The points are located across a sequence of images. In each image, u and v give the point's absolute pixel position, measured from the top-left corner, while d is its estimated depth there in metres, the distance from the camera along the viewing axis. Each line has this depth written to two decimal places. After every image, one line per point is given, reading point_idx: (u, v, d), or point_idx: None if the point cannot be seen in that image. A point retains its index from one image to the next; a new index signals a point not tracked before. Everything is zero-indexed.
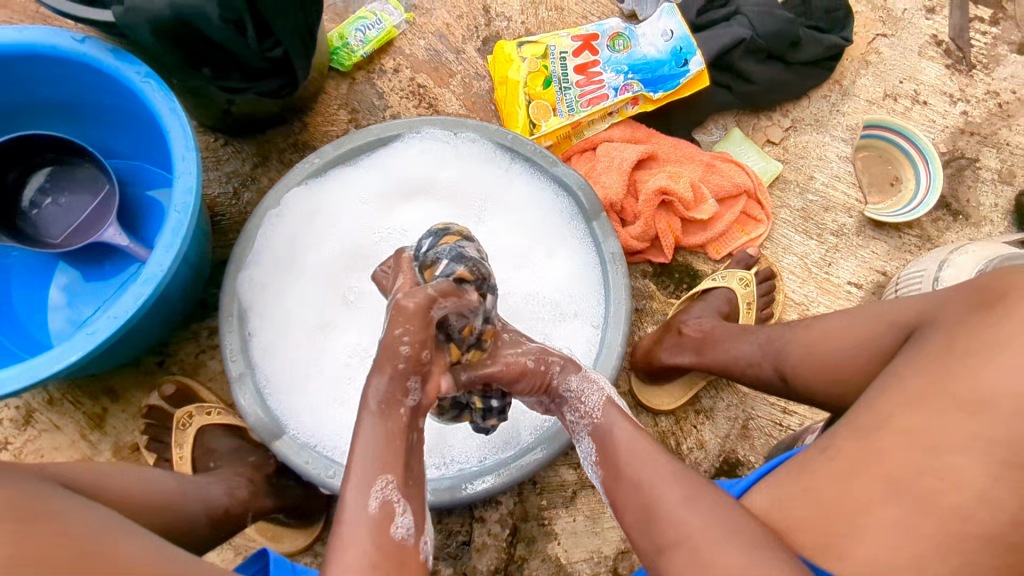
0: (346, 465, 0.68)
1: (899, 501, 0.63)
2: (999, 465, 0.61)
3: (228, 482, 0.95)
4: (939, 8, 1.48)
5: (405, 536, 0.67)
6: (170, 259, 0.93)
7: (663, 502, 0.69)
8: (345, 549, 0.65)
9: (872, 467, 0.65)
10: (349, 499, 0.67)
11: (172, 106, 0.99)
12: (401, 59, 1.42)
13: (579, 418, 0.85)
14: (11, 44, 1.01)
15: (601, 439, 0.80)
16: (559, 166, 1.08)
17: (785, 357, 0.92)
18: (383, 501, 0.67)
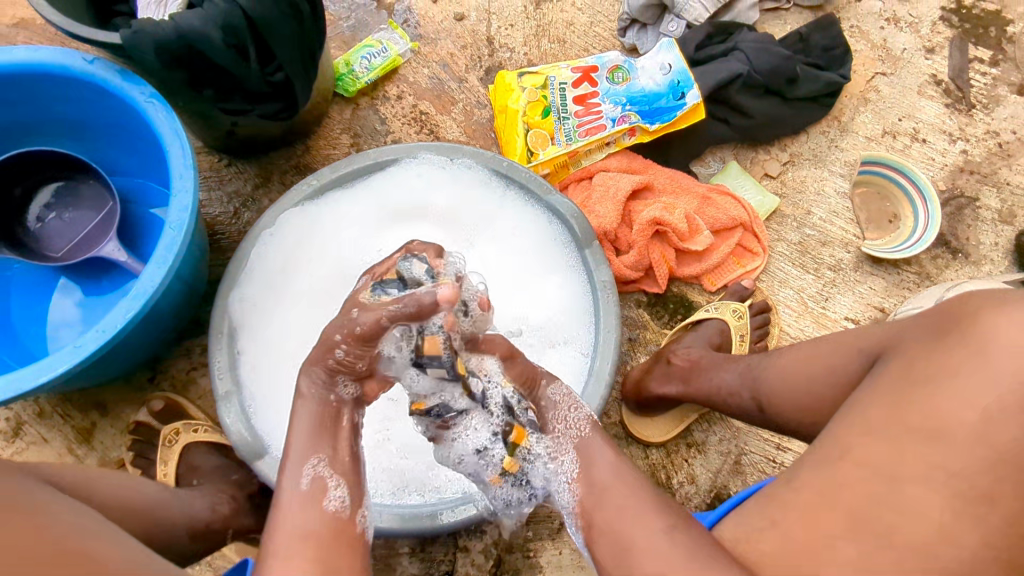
0: (284, 449, 0.74)
1: (860, 538, 0.64)
2: (957, 499, 0.63)
3: (211, 497, 0.94)
4: (938, 48, 1.50)
5: (339, 509, 0.71)
6: (161, 276, 0.93)
7: (643, 533, 0.68)
8: (275, 528, 0.68)
9: (837, 501, 0.66)
10: (284, 479, 0.72)
11: (174, 127, 1.01)
12: (405, 86, 1.45)
13: (562, 428, 0.83)
14: (23, 63, 1.04)
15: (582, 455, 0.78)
16: (554, 194, 1.09)
17: (763, 387, 0.92)
18: (316, 478, 0.72)
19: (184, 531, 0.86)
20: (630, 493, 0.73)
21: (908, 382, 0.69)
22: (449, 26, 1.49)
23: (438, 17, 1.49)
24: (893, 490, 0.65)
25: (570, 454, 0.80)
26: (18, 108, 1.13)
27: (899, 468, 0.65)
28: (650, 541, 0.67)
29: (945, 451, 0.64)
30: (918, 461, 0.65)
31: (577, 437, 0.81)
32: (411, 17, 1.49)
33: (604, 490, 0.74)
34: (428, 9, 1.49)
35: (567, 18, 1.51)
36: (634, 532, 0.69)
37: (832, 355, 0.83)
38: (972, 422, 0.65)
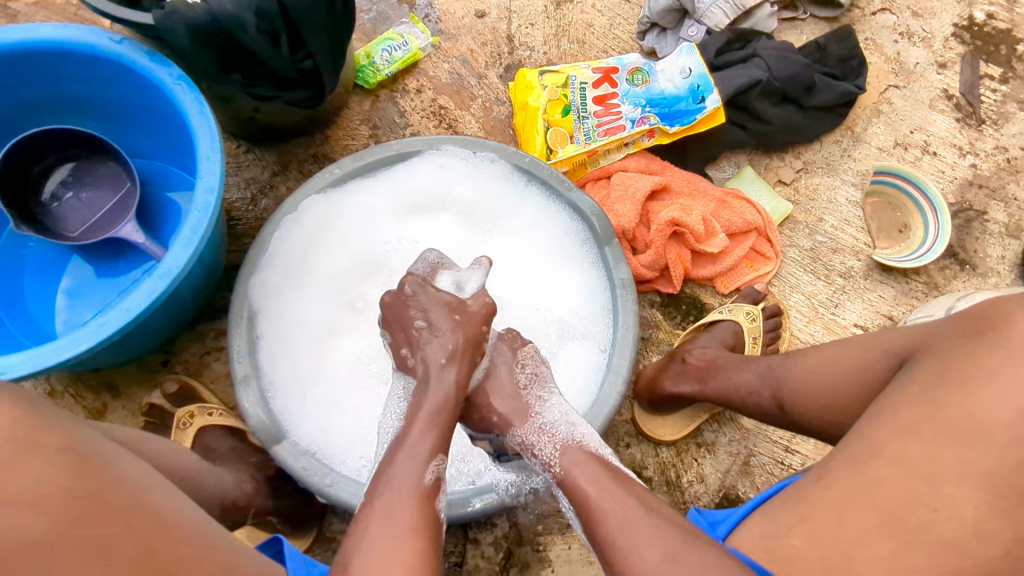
0: (398, 440, 0.78)
1: (895, 535, 0.65)
2: (991, 496, 0.65)
3: (237, 474, 0.98)
4: (950, 64, 1.52)
5: (441, 513, 0.74)
6: (188, 257, 0.93)
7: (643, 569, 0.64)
8: (391, 511, 0.69)
9: (864, 496, 0.67)
10: (396, 468, 0.74)
11: (202, 109, 1.01)
12: (424, 80, 1.45)
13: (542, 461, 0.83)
14: (50, 41, 1.04)
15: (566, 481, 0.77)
16: (575, 191, 1.10)
17: (784, 386, 0.95)
18: (434, 477, 0.75)
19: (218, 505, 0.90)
20: (621, 505, 0.70)
21: (943, 383, 0.70)
22: (470, 22, 1.50)
23: (459, 13, 1.50)
24: (929, 488, 0.66)
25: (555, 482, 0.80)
26: (39, 85, 1.13)
27: (934, 468, 0.66)
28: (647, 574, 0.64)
29: (982, 451, 0.66)
30: (952, 461, 0.66)
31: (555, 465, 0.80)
32: (432, 12, 1.49)
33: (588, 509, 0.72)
34: (450, 5, 1.50)
35: (587, 19, 1.52)
36: (630, 549, 0.66)
37: (857, 356, 0.86)
38: (1009, 420, 0.66)
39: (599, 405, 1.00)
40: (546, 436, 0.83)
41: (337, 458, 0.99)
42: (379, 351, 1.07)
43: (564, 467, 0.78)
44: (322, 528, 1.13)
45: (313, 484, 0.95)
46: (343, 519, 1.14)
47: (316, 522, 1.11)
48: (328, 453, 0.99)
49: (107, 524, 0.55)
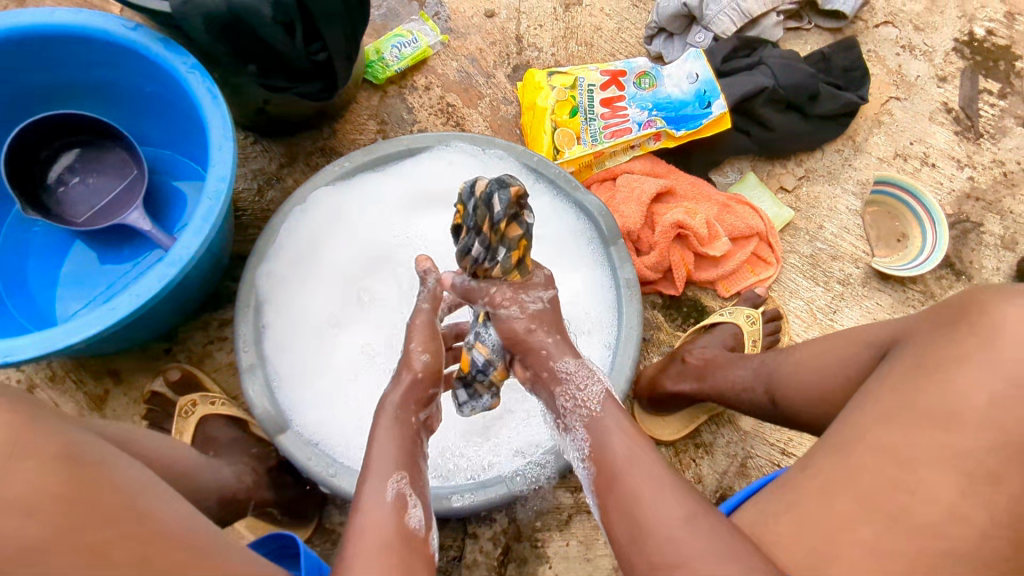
0: (365, 462, 0.74)
1: (876, 519, 0.66)
2: (965, 479, 0.67)
3: (235, 466, 0.98)
4: (950, 78, 1.55)
5: (418, 527, 0.71)
6: (197, 244, 0.94)
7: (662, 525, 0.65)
8: (362, 534, 0.68)
9: (849, 484, 0.69)
10: (365, 488, 0.71)
11: (215, 99, 1.02)
12: (433, 78, 1.46)
13: (573, 406, 0.81)
14: (64, 25, 1.04)
15: (598, 433, 0.77)
16: (582, 191, 1.12)
17: (776, 381, 0.96)
18: (397, 493, 0.71)
19: (213, 495, 0.90)
20: (649, 461, 0.71)
21: (919, 371, 0.72)
22: (479, 22, 1.51)
23: (469, 12, 1.51)
24: (906, 472, 0.68)
25: (581, 432, 0.79)
26: (49, 70, 1.13)
27: (912, 452, 0.68)
28: (669, 528, 0.65)
29: (959, 437, 0.68)
30: (932, 444, 0.68)
31: (591, 417, 0.79)
32: (441, 11, 1.51)
33: (618, 466, 0.72)
34: (459, 4, 1.52)
35: (596, 23, 1.53)
36: (655, 504, 0.67)
37: (842, 348, 0.87)
38: (983, 408, 0.68)
39: None
40: (593, 376, 0.82)
41: (340, 448, 0.99)
42: (384, 344, 1.08)
43: (605, 415, 0.78)
44: (322, 520, 1.13)
45: (316, 474, 0.95)
46: (343, 511, 1.14)
47: (316, 514, 1.11)
48: (331, 443, 0.99)
49: (105, 529, 0.56)
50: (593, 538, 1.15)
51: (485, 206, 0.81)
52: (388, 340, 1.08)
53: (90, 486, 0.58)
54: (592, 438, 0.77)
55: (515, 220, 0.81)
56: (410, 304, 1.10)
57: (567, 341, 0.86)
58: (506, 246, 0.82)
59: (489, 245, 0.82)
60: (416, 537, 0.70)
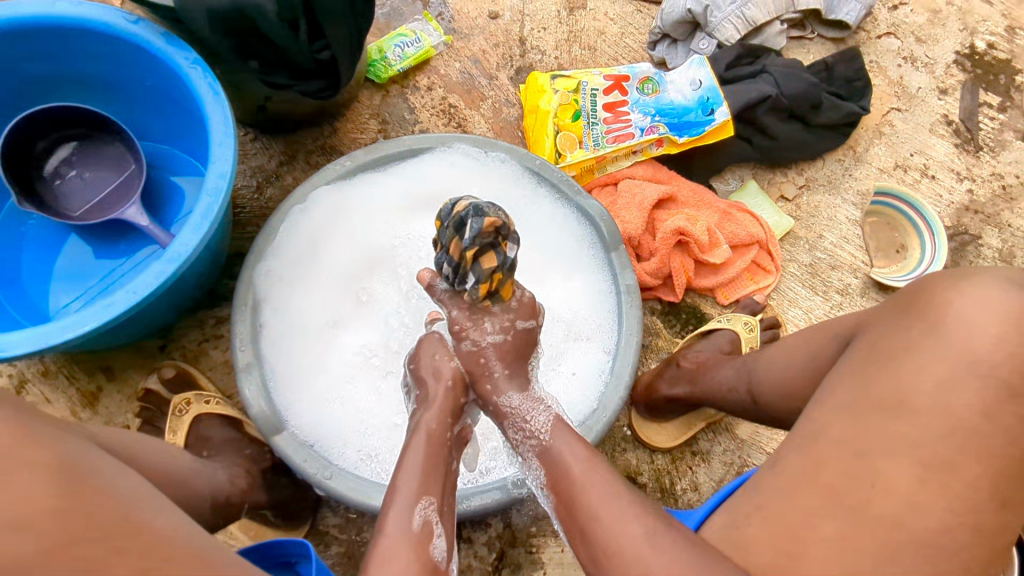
0: (391, 485, 0.74)
1: (837, 514, 0.66)
2: (920, 467, 0.66)
3: (229, 470, 0.96)
4: (951, 90, 1.56)
5: (441, 558, 0.70)
6: (196, 241, 0.92)
7: (623, 540, 0.64)
8: (386, 562, 0.67)
9: (815, 479, 0.68)
10: (387, 518, 0.70)
11: (217, 95, 1.01)
12: (435, 78, 1.46)
13: (523, 437, 0.81)
14: (66, 17, 1.03)
15: (550, 458, 0.76)
16: (584, 195, 1.11)
17: (756, 380, 0.97)
18: (424, 520, 0.71)
19: (208, 503, 0.88)
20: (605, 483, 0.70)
21: (873, 361, 0.73)
22: (482, 23, 1.50)
23: (472, 13, 1.51)
24: (864, 463, 0.67)
25: (534, 461, 0.79)
26: (47, 61, 1.11)
27: (869, 443, 0.68)
28: (627, 546, 0.64)
29: (909, 423, 0.67)
30: (888, 433, 0.67)
31: (540, 445, 0.78)
32: (445, 11, 1.50)
33: (572, 488, 0.71)
34: (463, 5, 1.51)
35: (599, 27, 1.53)
36: (614, 522, 0.66)
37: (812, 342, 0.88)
38: (930, 390, 0.68)
39: (602, 407, 1.00)
40: (541, 408, 0.83)
41: (336, 451, 0.98)
42: (382, 344, 1.06)
43: (554, 440, 0.77)
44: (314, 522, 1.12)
45: (311, 477, 0.93)
46: (337, 513, 1.13)
47: (310, 516, 1.11)
48: (327, 445, 0.98)
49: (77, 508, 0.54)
50: None
51: (457, 230, 0.80)
52: (387, 341, 1.06)
53: (88, 497, 0.56)
54: (544, 460, 0.77)
55: (491, 248, 0.80)
56: (409, 303, 1.09)
57: (517, 375, 0.87)
58: (474, 273, 0.81)
59: (458, 269, 0.83)
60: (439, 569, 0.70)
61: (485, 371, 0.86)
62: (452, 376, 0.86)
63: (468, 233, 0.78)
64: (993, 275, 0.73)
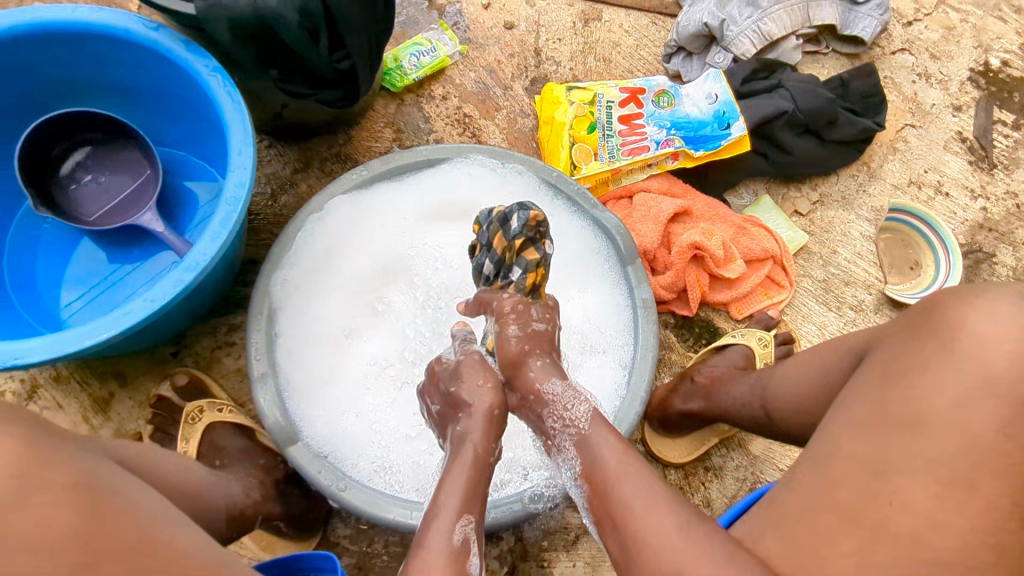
0: (432, 502, 0.73)
1: (856, 531, 0.63)
2: (939, 484, 0.64)
3: (244, 482, 0.96)
4: (965, 107, 1.56)
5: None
6: (215, 249, 0.92)
7: (653, 531, 0.64)
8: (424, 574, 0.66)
9: (830, 498, 0.66)
10: (430, 532, 0.70)
11: (236, 102, 1.01)
12: (450, 88, 1.46)
13: (561, 426, 0.81)
14: (87, 23, 1.03)
15: (587, 448, 0.76)
16: (601, 208, 1.11)
17: (771, 396, 0.95)
18: (464, 538, 0.71)
19: (224, 516, 0.88)
20: (642, 474, 0.70)
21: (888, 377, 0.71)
22: (498, 33, 1.51)
23: (488, 23, 1.51)
24: (881, 481, 0.65)
25: (571, 451, 0.78)
26: (65, 66, 1.11)
27: (887, 460, 0.66)
28: (658, 536, 0.63)
29: (926, 439, 0.66)
30: (905, 450, 0.66)
31: (578, 435, 0.78)
32: (461, 20, 1.50)
33: (608, 477, 0.71)
34: (479, 15, 1.51)
35: (614, 39, 1.53)
36: (645, 513, 0.65)
37: (823, 357, 0.87)
38: (945, 407, 0.66)
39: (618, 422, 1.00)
40: (579, 397, 0.82)
41: (350, 462, 0.97)
42: (398, 355, 1.06)
43: (592, 431, 0.77)
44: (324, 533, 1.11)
45: (326, 488, 0.93)
46: (348, 524, 1.13)
47: (320, 526, 1.10)
48: (342, 456, 0.98)
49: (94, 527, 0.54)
50: (599, 560, 1.13)
51: (502, 225, 0.96)
52: (402, 351, 1.06)
53: (108, 518, 0.55)
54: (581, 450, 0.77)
55: (531, 243, 0.94)
56: (425, 314, 1.08)
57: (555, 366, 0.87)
58: (518, 263, 0.94)
59: (502, 263, 0.96)
60: None
61: (524, 360, 0.86)
62: (495, 401, 0.84)
63: (513, 223, 0.94)
64: (1005, 291, 0.73)
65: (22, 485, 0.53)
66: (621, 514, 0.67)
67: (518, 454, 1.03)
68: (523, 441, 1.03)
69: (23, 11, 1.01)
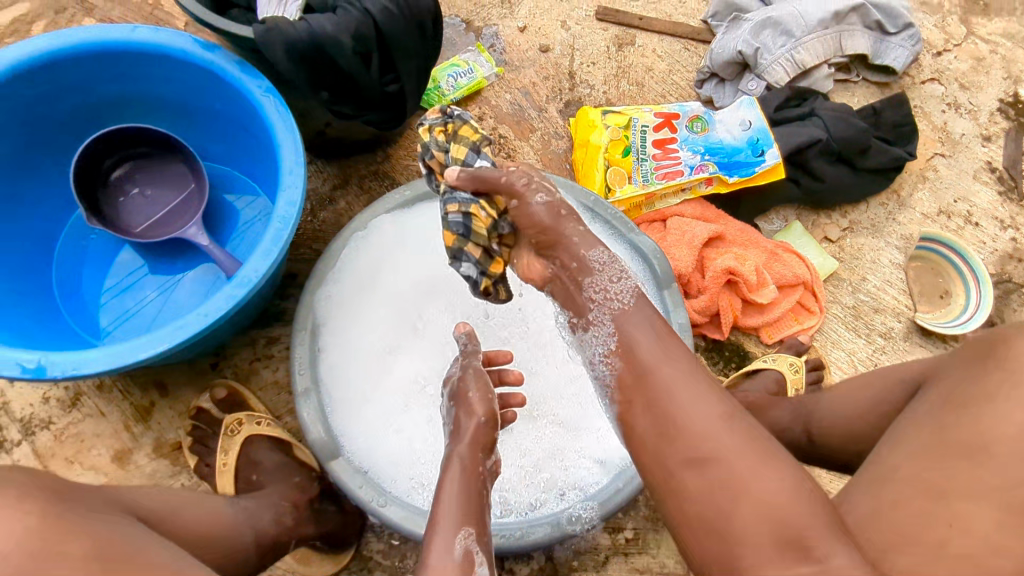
0: (431, 515, 0.72)
1: (912, 552, 0.61)
2: (1002, 511, 0.62)
3: (275, 509, 0.98)
4: (995, 137, 1.57)
5: None
6: (267, 266, 0.95)
7: (696, 419, 0.64)
8: None
9: (883, 520, 0.65)
10: (430, 549, 0.68)
11: (288, 122, 1.04)
12: (486, 109, 1.49)
13: (601, 299, 0.82)
14: (146, 43, 1.06)
15: (625, 339, 0.75)
16: (639, 234, 1.14)
17: (814, 416, 0.97)
18: (465, 550, 0.68)
19: (253, 545, 0.90)
20: (681, 358, 0.71)
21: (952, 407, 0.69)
22: (533, 56, 1.54)
23: (524, 46, 1.54)
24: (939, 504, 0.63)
25: (608, 326, 0.79)
26: (121, 83, 1.15)
27: (945, 483, 0.64)
28: (704, 422, 0.63)
29: (987, 467, 0.64)
30: (962, 477, 0.64)
31: (619, 310, 0.79)
32: (497, 42, 1.53)
33: (646, 368, 0.71)
34: (515, 37, 1.54)
35: (647, 63, 1.56)
36: (688, 399, 0.65)
37: (879, 389, 0.87)
38: (1010, 438, 0.64)
39: None
40: (627, 277, 0.83)
41: (390, 479, 0.99)
42: (436, 373, 1.07)
43: (628, 321, 0.77)
44: (358, 547, 1.12)
45: (367, 503, 0.95)
46: (381, 539, 1.13)
47: (354, 541, 1.11)
48: (381, 472, 0.99)
49: None
50: None
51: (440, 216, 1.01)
52: (442, 369, 1.07)
53: None
54: (620, 336, 0.77)
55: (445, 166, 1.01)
56: None
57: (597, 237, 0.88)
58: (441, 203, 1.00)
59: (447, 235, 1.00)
60: None
61: (570, 251, 0.86)
62: (484, 410, 0.84)
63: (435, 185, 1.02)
64: None
65: (36, 557, 0.61)
66: (660, 406, 0.67)
67: (555, 474, 1.03)
68: (559, 462, 1.04)
69: (86, 30, 1.05)
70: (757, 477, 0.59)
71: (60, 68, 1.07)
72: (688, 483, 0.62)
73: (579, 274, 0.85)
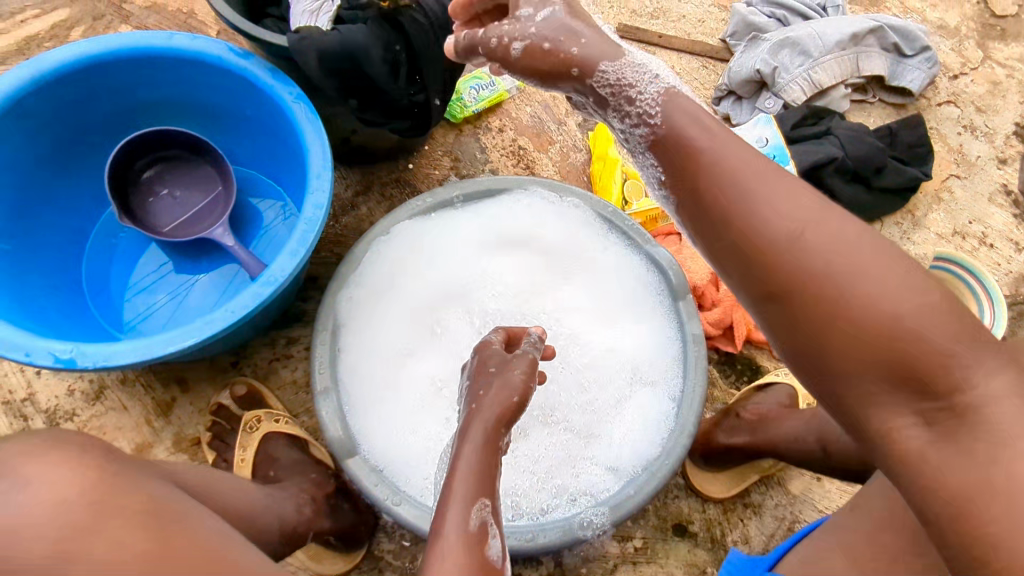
0: (444, 487, 0.68)
1: None
2: None
3: (296, 498, 1.00)
4: (1010, 160, 1.58)
5: (498, 558, 0.66)
6: (293, 266, 0.97)
7: (775, 238, 0.60)
8: (440, 560, 0.63)
9: None
10: (444, 519, 0.65)
11: (318, 128, 1.07)
12: (507, 121, 1.52)
13: (628, 118, 0.74)
14: (184, 50, 1.10)
15: (674, 164, 0.69)
16: (654, 244, 1.15)
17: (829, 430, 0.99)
18: (480, 522, 0.66)
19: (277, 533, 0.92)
20: (753, 175, 0.63)
21: None
22: None
23: None
24: None
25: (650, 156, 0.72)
26: (157, 86, 1.19)
27: None
28: (779, 242, 0.60)
29: None
30: None
31: (649, 133, 0.72)
32: None
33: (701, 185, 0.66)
34: None
35: None
36: (757, 227, 0.61)
37: None
38: None
39: (665, 454, 1.02)
40: (645, 73, 0.73)
41: (405, 480, 1.00)
42: (452, 376, 1.08)
43: (668, 120, 0.70)
44: (369, 547, 1.14)
45: (382, 502, 0.95)
46: (392, 539, 1.15)
47: (366, 540, 1.12)
48: (397, 472, 1.00)
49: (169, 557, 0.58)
50: None
51: None
52: (459, 372, 1.09)
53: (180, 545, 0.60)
54: (661, 160, 0.71)
55: None
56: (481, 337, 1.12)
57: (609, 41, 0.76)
58: None
59: None
60: (495, 569, 0.65)
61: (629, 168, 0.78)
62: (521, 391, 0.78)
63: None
64: None
65: (98, 511, 0.59)
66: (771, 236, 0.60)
67: (566, 480, 1.04)
68: (571, 469, 1.05)
69: (127, 36, 1.10)
70: (852, 278, 0.57)
71: (100, 71, 1.12)
72: (774, 314, 0.61)
73: (598, 93, 0.75)
